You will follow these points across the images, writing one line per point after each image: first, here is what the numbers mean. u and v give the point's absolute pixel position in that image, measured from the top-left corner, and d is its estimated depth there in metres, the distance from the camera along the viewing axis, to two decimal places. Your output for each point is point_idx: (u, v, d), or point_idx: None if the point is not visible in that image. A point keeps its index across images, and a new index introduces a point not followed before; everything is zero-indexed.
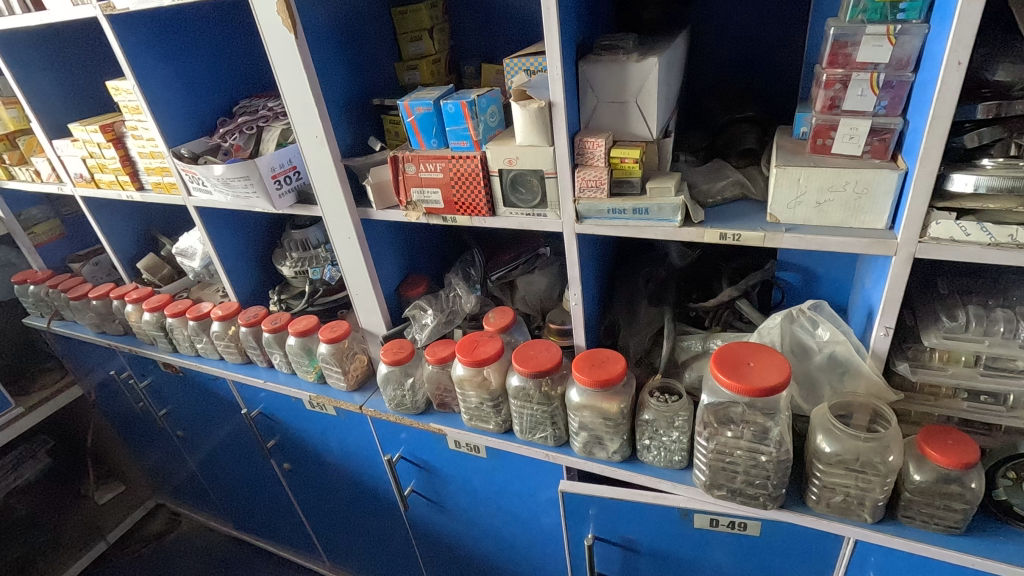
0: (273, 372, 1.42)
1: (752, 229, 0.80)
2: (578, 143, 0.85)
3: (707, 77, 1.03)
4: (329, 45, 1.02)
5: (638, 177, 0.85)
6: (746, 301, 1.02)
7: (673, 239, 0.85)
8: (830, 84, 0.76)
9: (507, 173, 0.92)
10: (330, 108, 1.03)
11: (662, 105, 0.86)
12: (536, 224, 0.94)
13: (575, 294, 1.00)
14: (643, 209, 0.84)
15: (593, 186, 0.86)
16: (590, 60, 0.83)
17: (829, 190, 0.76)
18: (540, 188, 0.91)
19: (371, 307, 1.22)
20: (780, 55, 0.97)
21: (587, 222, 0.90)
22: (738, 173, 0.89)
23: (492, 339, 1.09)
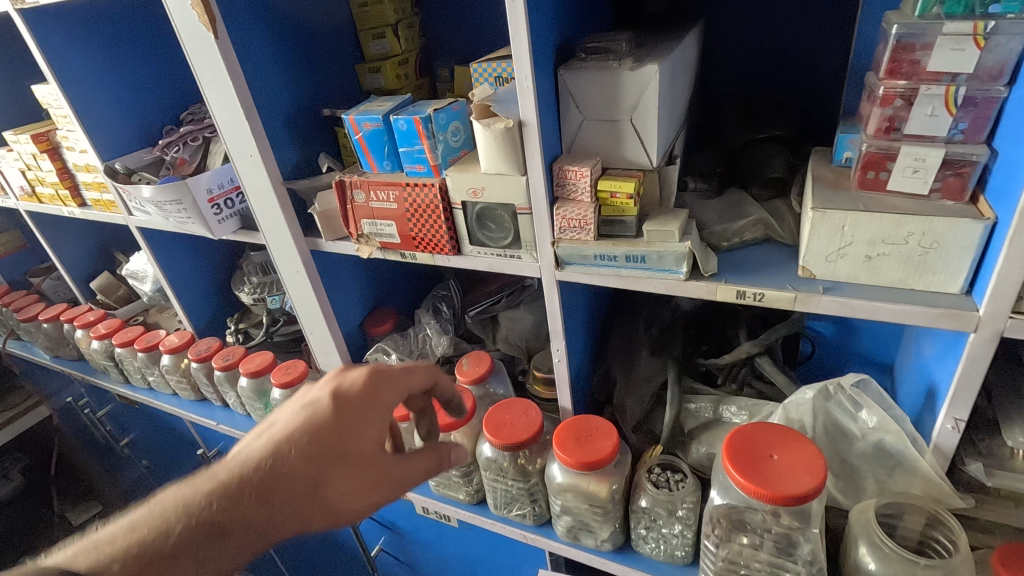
0: (228, 412, 1.27)
1: (779, 288, 0.62)
2: (557, 172, 0.67)
3: (724, 83, 0.84)
4: (266, 48, 0.85)
5: (634, 216, 0.67)
6: (768, 359, 0.84)
7: (677, 295, 0.67)
8: (888, 100, 0.57)
9: (473, 206, 0.75)
10: (267, 123, 0.86)
11: (665, 122, 0.67)
12: (508, 267, 0.77)
13: (558, 350, 0.82)
14: (639, 256, 0.66)
15: (577, 226, 0.68)
16: (572, 67, 0.65)
17: (883, 242, 0.57)
18: (512, 225, 0.74)
19: (328, 349, 1.06)
20: (816, 59, 0.77)
21: (569, 269, 0.72)
22: (760, 209, 0.70)
23: (463, 396, 0.92)
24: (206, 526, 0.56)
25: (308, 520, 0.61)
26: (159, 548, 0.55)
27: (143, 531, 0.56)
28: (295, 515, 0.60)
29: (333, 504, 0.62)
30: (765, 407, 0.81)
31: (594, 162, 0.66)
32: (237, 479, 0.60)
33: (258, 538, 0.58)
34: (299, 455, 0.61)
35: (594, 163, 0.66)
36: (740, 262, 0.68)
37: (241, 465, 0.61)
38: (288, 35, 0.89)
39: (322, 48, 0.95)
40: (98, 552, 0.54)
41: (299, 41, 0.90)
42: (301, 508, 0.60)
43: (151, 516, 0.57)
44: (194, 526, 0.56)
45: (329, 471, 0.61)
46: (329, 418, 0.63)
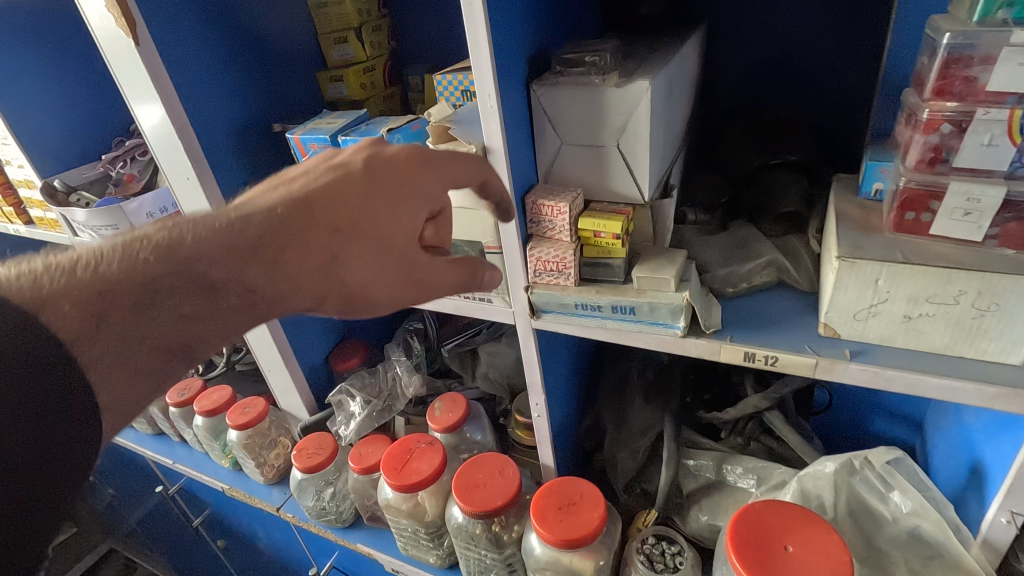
0: (187, 449, 1.17)
1: (797, 352, 0.51)
2: (531, 206, 0.56)
3: (729, 96, 0.73)
4: (203, 53, 0.74)
5: (622, 258, 0.56)
6: (778, 413, 0.73)
7: (673, 353, 0.56)
8: (933, 126, 0.46)
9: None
10: (206, 141, 0.75)
11: (660, 146, 0.56)
12: (478, 311, 0.66)
13: (537, 404, 0.71)
14: (628, 308, 0.56)
15: (555, 269, 0.58)
16: (547, 82, 0.54)
17: (926, 301, 0.46)
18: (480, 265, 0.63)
19: (287, 388, 0.95)
20: (837, 69, 0.67)
21: (546, 318, 0.61)
22: (772, 248, 0.59)
23: (432, 449, 0.81)
24: (199, 260, 0.45)
25: (328, 251, 0.50)
26: (132, 287, 0.42)
27: (115, 251, 0.43)
28: (317, 249, 0.49)
29: (353, 286, 0.51)
30: (775, 472, 0.70)
31: (574, 196, 0.55)
32: (245, 225, 0.48)
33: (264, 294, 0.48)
34: (323, 205, 0.50)
35: (575, 197, 0.55)
36: (749, 314, 0.57)
37: (244, 210, 0.49)
38: (232, 39, 0.78)
39: (273, 54, 0.84)
40: (39, 291, 0.39)
41: (245, 46, 0.80)
42: (314, 283, 0.50)
43: (118, 245, 0.44)
44: (179, 258, 0.44)
45: (359, 221, 0.50)
46: (365, 181, 0.51)
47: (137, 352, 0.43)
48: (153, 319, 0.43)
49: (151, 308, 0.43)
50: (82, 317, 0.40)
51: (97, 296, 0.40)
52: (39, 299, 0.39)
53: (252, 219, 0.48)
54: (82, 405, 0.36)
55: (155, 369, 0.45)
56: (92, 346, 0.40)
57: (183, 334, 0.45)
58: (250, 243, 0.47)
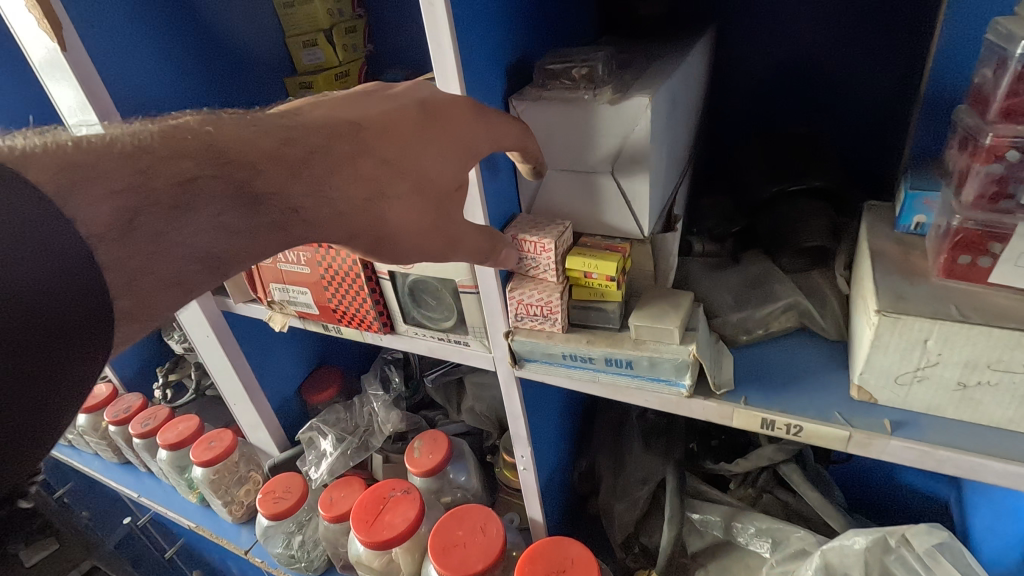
0: (153, 482, 1.08)
1: (826, 420, 0.43)
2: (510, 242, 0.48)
3: (743, 108, 0.66)
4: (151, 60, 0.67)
5: (618, 303, 0.48)
6: (795, 465, 0.65)
7: (678, 413, 0.48)
8: (997, 154, 0.37)
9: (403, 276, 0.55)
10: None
11: (663, 170, 0.48)
12: (454, 355, 0.58)
13: (523, 456, 0.63)
14: (624, 361, 0.47)
15: (539, 314, 0.49)
16: (528, 97, 0.45)
17: (987, 368, 0.38)
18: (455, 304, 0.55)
19: (254, 423, 0.87)
20: (865, 79, 0.59)
21: (531, 368, 0.53)
22: (793, 289, 0.51)
23: (408, 497, 0.73)
24: (245, 164, 0.36)
25: (371, 183, 0.41)
26: (169, 182, 0.33)
27: (152, 132, 0.34)
28: (362, 179, 0.40)
29: (392, 227, 0.42)
30: (793, 537, 0.61)
31: (562, 230, 0.47)
32: (297, 134, 0.38)
33: (305, 218, 0.39)
34: (371, 133, 0.41)
35: (562, 231, 0.47)
36: (766, 368, 0.48)
37: (298, 117, 0.40)
38: (184, 43, 0.71)
39: (235, 59, 0.77)
40: (59, 159, 0.30)
41: (193, 52, 0.72)
42: (352, 220, 0.41)
43: (156, 128, 0.35)
44: (228, 155, 0.35)
45: (406, 155, 0.42)
46: (418, 115, 0.42)
47: (157, 262, 0.34)
48: (186, 227, 0.34)
49: (186, 215, 0.34)
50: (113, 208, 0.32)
51: (130, 187, 0.32)
52: (62, 167, 0.30)
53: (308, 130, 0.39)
54: (105, 317, 0.29)
55: (182, 283, 0.36)
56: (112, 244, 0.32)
57: (220, 245, 0.37)
58: (302, 155, 0.38)
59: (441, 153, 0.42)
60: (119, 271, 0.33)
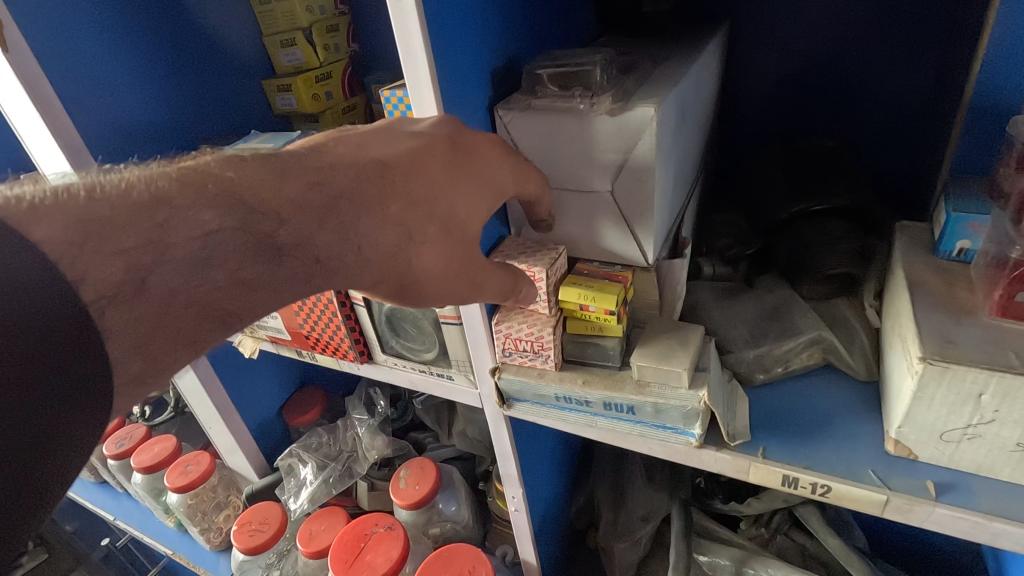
0: (131, 504, 1.03)
1: (857, 480, 0.37)
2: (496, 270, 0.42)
3: (758, 115, 0.61)
4: (121, 66, 0.56)
5: (618, 338, 0.43)
6: (813, 507, 0.59)
7: (686, 464, 0.42)
8: None
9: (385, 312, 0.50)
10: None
11: (670, 188, 0.42)
12: (437, 388, 0.52)
13: (514, 497, 0.57)
14: (625, 406, 0.42)
15: (529, 350, 0.44)
16: (515, 105, 0.40)
17: None
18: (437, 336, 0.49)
19: (230, 448, 0.81)
20: (893, 83, 0.53)
21: (520, 408, 0.47)
22: (816, 320, 0.45)
23: (391, 534, 0.67)
24: (271, 211, 0.31)
25: (400, 227, 0.35)
26: (189, 235, 0.28)
27: (170, 177, 0.29)
28: (392, 221, 0.35)
29: (419, 276, 0.37)
30: None
31: (554, 257, 0.41)
32: (326, 177, 0.33)
33: (332, 267, 0.33)
34: (400, 174, 0.35)
35: (554, 258, 0.41)
36: (787, 413, 0.42)
37: (322, 156, 0.35)
38: (162, 45, 0.60)
39: (224, 64, 0.65)
40: (61, 213, 0.25)
41: None
42: (379, 267, 0.35)
43: (172, 169, 0.30)
44: (252, 202, 0.30)
45: (436, 194, 0.36)
46: (433, 142, 0.36)
47: (171, 326, 0.28)
48: (203, 282, 0.29)
49: (206, 270, 0.29)
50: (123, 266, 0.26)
51: (145, 241, 0.27)
52: (68, 222, 0.25)
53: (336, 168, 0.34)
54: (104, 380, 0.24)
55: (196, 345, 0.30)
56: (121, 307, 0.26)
57: (239, 301, 0.30)
58: (329, 199, 0.33)
59: (425, 181, 0.36)
60: (124, 338, 0.27)
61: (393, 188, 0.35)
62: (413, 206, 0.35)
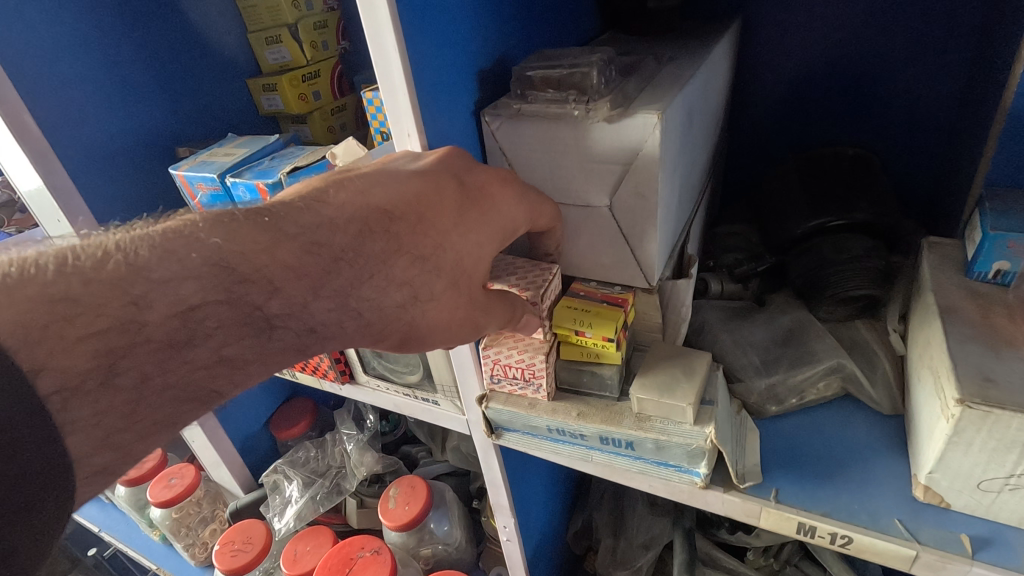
0: (115, 516, 1.00)
1: (883, 531, 0.33)
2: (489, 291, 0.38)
3: (769, 119, 0.57)
4: (90, 62, 0.52)
5: (617, 366, 0.39)
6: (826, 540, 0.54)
7: (690, 506, 0.38)
8: None
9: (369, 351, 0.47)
10: (87, 187, 0.53)
11: (675, 202, 0.38)
12: (422, 413, 0.48)
13: (505, 527, 0.53)
14: (623, 442, 0.38)
15: (519, 378, 0.40)
16: (503, 110, 0.36)
17: None
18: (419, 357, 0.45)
19: (214, 463, 0.78)
20: (917, 84, 0.49)
21: (509, 438, 0.43)
22: (835, 346, 0.41)
23: (378, 559, 0.64)
24: (260, 280, 0.27)
25: (405, 287, 0.32)
26: (166, 313, 0.24)
27: None
28: (397, 282, 0.31)
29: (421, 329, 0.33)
30: None
31: (547, 279, 0.37)
32: (327, 235, 0.29)
33: (325, 335, 0.30)
34: (405, 225, 0.32)
35: (546, 280, 0.37)
36: (802, 450, 0.38)
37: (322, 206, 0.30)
38: (136, 39, 0.55)
39: (205, 61, 0.61)
40: (29, 295, 0.22)
41: None
42: (379, 329, 0.32)
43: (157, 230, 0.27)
44: (241, 271, 0.26)
45: (444, 244, 0.33)
46: (448, 188, 0.32)
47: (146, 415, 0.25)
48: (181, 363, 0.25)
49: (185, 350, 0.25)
50: (93, 353, 0.23)
51: (117, 323, 0.23)
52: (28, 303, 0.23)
53: (335, 223, 0.30)
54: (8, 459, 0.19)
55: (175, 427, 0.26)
56: (86, 402, 0.23)
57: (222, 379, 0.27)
58: (328, 262, 0.29)
59: (433, 235, 0.32)
60: (91, 434, 0.23)
61: (376, 209, 0.31)
62: (389, 220, 0.31)
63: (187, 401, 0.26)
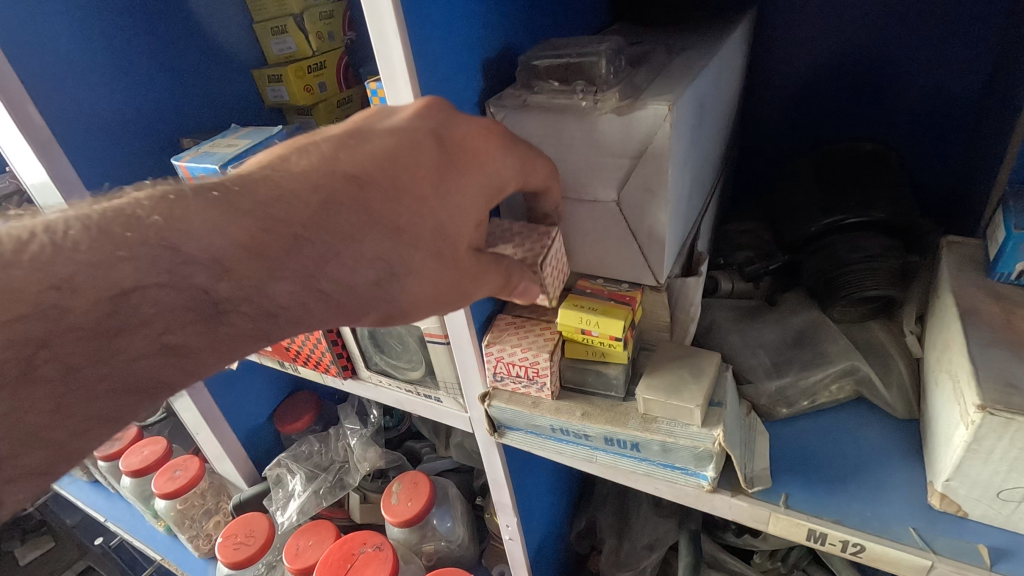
0: (121, 505, 1.00)
1: (896, 540, 0.32)
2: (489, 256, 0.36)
3: (783, 114, 0.55)
4: (90, 46, 0.51)
5: (622, 366, 0.38)
6: None
7: (697, 509, 0.37)
8: None
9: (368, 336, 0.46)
10: (89, 173, 0.52)
11: (686, 197, 0.37)
12: (424, 410, 0.48)
13: (508, 526, 0.53)
14: (629, 443, 0.37)
15: (523, 376, 0.39)
16: (509, 102, 0.35)
17: None
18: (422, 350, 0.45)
19: (218, 455, 0.78)
20: (938, 78, 0.48)
21: (512, 437, 0.42)
22: (850, 348, 0.40)
23: (380, 556, 0.63)
24: (205, 260, 0.26)
25: (379, 262, 0.29)
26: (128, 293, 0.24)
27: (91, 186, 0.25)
28: (369, 258, 0.29)
29: (405, 305, 0.31)
30: None
31: (546, 243, 0.35)
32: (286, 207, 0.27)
33: (291, 317, 0.29)
34: (378, 196, 0.29)
35: (546, 246, 0.35)
36: (812, 454, 0.37)
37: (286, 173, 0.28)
38: (137, 24, 0.54)
39: (208, 50, 0.60)
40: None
41: None
42: (354, 309, 0.30)
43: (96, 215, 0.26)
44: (181, 251, 0.25)
45: (423, 211, 0.30)
46: (430, 145, 0.30)
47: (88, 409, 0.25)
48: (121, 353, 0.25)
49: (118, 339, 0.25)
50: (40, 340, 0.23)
51: (39, 307, 0.23)
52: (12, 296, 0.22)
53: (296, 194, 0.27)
54: None
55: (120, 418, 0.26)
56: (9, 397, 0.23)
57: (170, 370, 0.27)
58: (286, 241, 0.27)
59: (412, 198, 0.30)
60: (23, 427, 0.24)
61: (345, 174, 0.29)
62: (359, 191, 0.29)
63: (130, 392, 0.26)
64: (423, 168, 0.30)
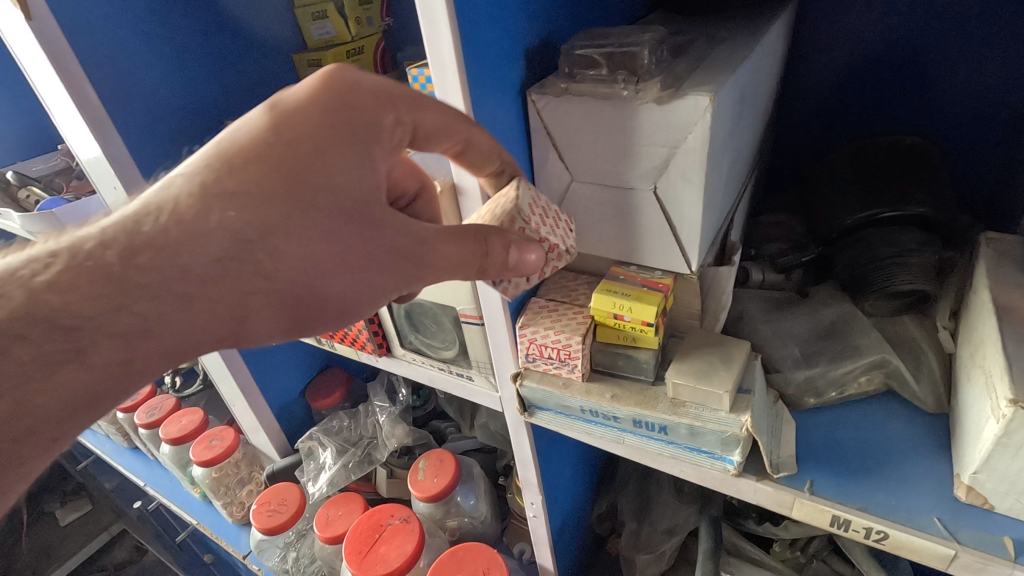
0: (160, 470, 1.05)
1: (919, 528, 0.32)
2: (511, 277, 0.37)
3: (821, 106, 0.55)
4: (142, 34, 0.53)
5: (653, 351, 0.39)
6: None
7: (721, 493, 0.38)
8: None
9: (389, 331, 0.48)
10: (141, 155, 0.55)
11: (722, 188, 0.37)
12: (456, 388, 0.49)
13: (532, 503, 0.55)
14: (657, 425, 0.38)
15: (555, 358, 0.40)
16: (550, 91, 0.36)
17: None
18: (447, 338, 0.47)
19: (253, 427, 0.82)
20: (984, 73, 0.47)
21: (541, 416, 0.44)
22: (881, 341, 0.40)
23: (407, 528, 0.66)
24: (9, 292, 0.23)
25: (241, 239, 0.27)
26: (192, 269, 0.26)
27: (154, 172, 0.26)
28: (221, 237, 0.26)
29: (306, 276, 0.28)
30: None
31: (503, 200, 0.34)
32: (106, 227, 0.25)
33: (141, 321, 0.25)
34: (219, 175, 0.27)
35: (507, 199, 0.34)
36: (838, 444, 0.38)
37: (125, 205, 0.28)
38: (184, 9, 0.56)
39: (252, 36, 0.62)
40: None
41: None
42: (238, 303, 0.27)
43: None
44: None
45: (291, 162, 0.28)
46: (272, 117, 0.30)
47: None
48: None
49: None
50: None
51: None
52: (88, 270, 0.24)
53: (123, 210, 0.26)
54: None
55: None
56: None
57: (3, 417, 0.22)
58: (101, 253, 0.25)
59: (265, 160, 0.28)
60: None
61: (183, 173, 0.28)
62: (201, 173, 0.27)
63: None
64: (270, 132, 0.29)
